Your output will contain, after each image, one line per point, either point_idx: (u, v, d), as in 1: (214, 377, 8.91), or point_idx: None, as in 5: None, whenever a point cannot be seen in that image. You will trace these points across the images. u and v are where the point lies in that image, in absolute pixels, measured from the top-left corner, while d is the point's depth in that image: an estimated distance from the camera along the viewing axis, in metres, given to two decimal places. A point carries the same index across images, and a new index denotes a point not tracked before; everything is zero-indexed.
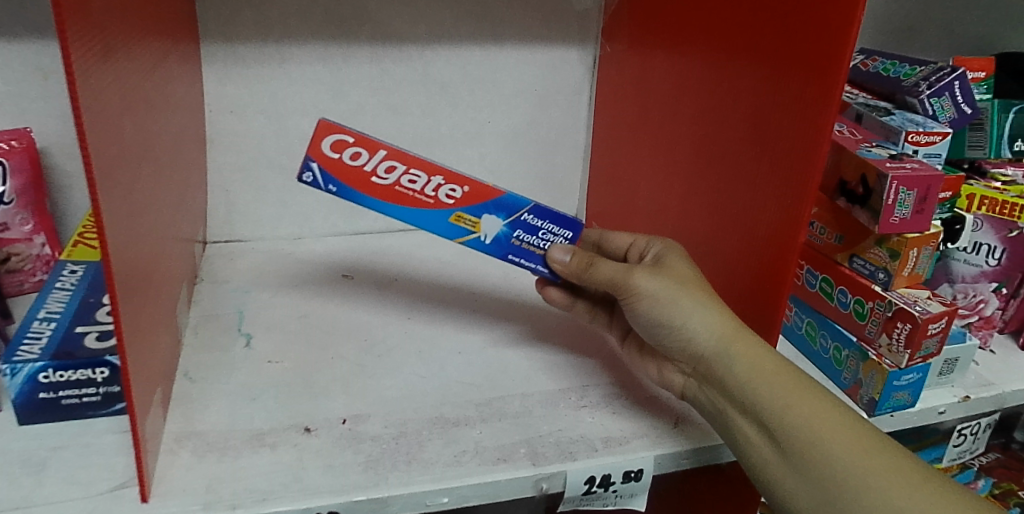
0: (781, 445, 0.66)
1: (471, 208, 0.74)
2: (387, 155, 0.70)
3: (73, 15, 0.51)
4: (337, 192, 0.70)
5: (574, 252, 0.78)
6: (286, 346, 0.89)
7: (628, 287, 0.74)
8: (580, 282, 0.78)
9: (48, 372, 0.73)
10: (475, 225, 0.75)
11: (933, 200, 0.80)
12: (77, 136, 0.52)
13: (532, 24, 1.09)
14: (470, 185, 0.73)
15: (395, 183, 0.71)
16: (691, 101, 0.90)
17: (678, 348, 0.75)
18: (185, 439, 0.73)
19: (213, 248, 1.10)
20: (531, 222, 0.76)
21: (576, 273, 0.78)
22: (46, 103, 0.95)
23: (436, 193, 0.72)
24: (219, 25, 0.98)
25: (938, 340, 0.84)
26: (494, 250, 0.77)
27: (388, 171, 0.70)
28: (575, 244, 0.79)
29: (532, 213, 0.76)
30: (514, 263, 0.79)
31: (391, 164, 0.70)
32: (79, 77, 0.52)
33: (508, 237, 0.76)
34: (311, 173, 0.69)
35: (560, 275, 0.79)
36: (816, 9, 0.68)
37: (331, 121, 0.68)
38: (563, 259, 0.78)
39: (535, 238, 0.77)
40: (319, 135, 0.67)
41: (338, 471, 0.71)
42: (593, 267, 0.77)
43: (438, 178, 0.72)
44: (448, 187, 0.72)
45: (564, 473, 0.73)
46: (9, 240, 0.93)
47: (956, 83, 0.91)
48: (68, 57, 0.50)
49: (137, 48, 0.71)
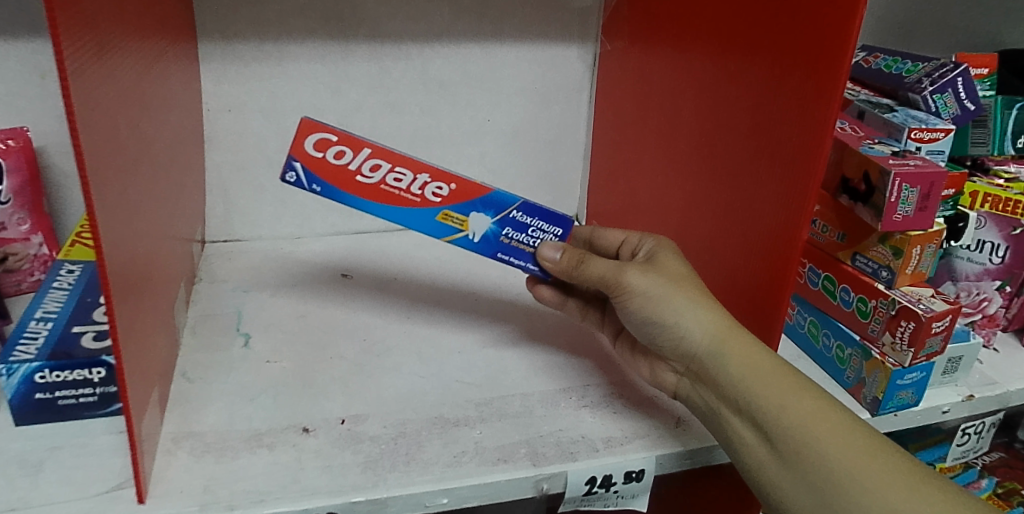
0: (776, 445, 0.65)
1: (457, 206, 0.73)
2: (371, 154, 0.69)
3: (65, 11, 0.51)
4: (322, 192, 0.69)
5: (565, 249, 0.77)
6: (285, 346, 0.88)
7: (621, 285, 0.74)
8: (571, 279, 0.77)
9: (44, 372, 0.72)
10: (462, 223, 0.74)
11: (936, 197, 0.80)
12: (69, 135, 0.51)
13: (531, 22, 1.09)
14: (457, 183, 0.72)
15: (381, 182, 0.70)
16: (691, 98, 0.89)
17: (671, 346, 0.74)
18: (183, 439, 0.73)
19: (211, 248, 1.09)
20: (520, 219, 0.75)
21: (567, 271, 0.77)
22: (43, 102, 0.95)
23: (422, 191, 0.72)
24: (216, 23, 0.97)
25: (942, 338, 0.84)
26: (483, 249, 0.76)
27: (373, 170, 0.70)
28: (565, 241, 0.78)
29: (520, 210, 0.75)
30: (504, 261, 0.78)
31: (376, 163, 0.69)
32: (72, 76, 0.51)
33: (496, 235, 0.76)
34: (294, 173, 0.68)
35: (550, 272, 0.78)
36: (817, 6, 0.67)
37: (314, 120, 0.68)
38: (554, 257, 0.76)
39: (525, 235, 0.76)
40: (302, 135, 0.67)
41: (337, 471, 0.70)
42: (584, 265, 0.75)
43: (424, 176, 0.71)
44: (434, 185, 0.72)
45: (565, 473, 0.72)
46: (7, 240, 0.93)
47: (959, 79, 0.90)
48: (61, 56, 0.49)
49: (131, 45, 0.70)
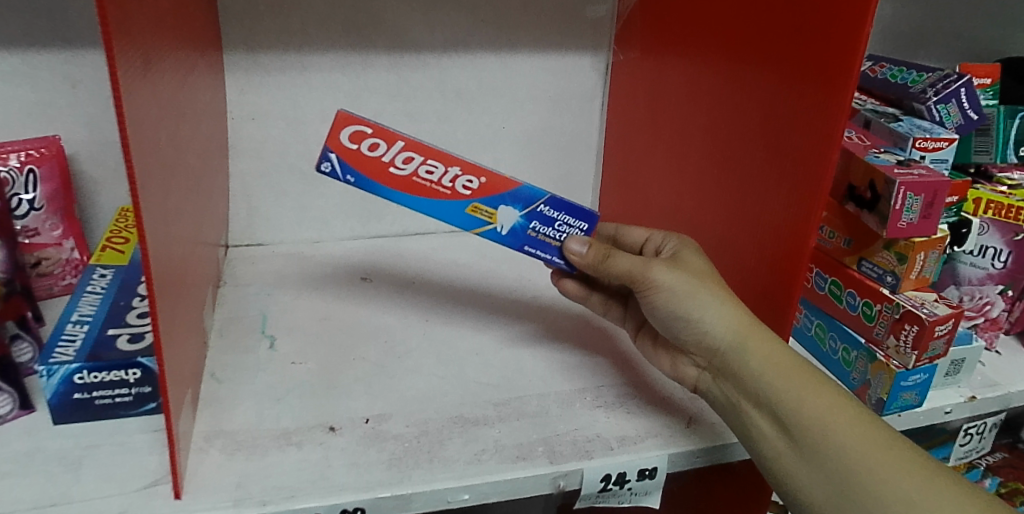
0: (797, 438, 0.68)
1: (487, 199, 0.75)
2: (405, 146, 0.72)
3: (117, 20, 0.54)
4: (355, 182, 0.72)
5: (591, 243, 0.79)
6: (309, 347, 0.91)
7: (647, 281, 0.76)
8: (596, 273, 0.80)
9: (83, 373, 0.76)
10: (491, 216, 0.76)
11: (939, 206, 0.83)
12: (118, 128, 0.54)
13: (546, 31, 1.11)
14: (487, 176, 0.75)
15: (413, 174, 0.73)
16: (703, 106, 0.92)
17: (693, 341, 0.77)
18: (214, 437, 0.76)
19: (233, 252, 1.12)
20: (547, 213, 0.78)
21: (593, 265, 0.79)
22: (74, 111, 0.98)
23: (453, 184, 0.74)
24: (241, 35, 1.00)
25: (945, 341, 0.86)
26: (510, 241, 0.78)
27: (405, 162, 0.72)
28: (590, 236, 0.80)
29: (548, 204, 0.77)
30: (530, 254, 0.80)
31: (408, 155, 0.72)
32: (122, 76, 0.54)
33: (524, 228, 0.78)
34: (329, 163, 0.71)
35: (576, 266, 0.80)
36: (828, 15, 0.70)
37: (349, 113, 0.71)
38: (580, 251, 0.79)
39: (551, 229, 0.79)
40: (338, 127, 0.70)
41: (362, 468, 0.73)
42: (610, 259, 0.78)
43: (455, 169, 0.74)
44: (465, 178, 0.74)
45: (581, 471, 0.75)
46: (40, 245, 0.96)
47: (963, 89, 0.93)
48: (113, 60, 0.52)
49: (169, 57, 0.73)
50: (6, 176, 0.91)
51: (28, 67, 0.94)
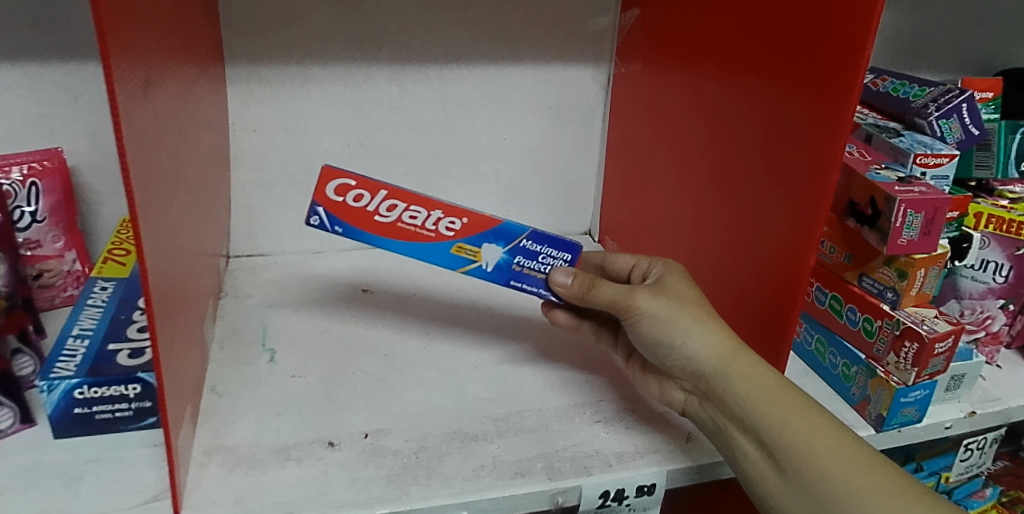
0: (779, 462, 0.68)
1: (471, 238, 0.75)
2: (388, 195, 0.72)
3: (116, 36, 0.54)
4: (343, 232, 0.72)
5: (575, 274, 0.78)
6: (309, 361, 0.92)
7: (630, 308, 0.76)
8: (581, 304, 0.79)
9: (83, 388, 0.76)
10: (476, 255, 0.76)
11: (940, 222, 0.82)
12: (115, 136, 0.54)
13: (548, 43, 1.12)
14: (469, 216, 0.75)
15: (397, 220, 0.73)
16: (705, 121, 0.92)
17: (678, 366, 0.76)
18: (214, 452, 0.76)
19: (235, 263, 1.13)
20: (530, 247, 0.77)
21: (578, 295, 0.78)
22: (75, 123, 0.98)
23: (436, 227, 0.74)
24: (243, 47, 1.01)
25: (945, 357, 0.86)
26: (495, 278, 0.78)
27: (389, 209, 0.72)
28: (575, 266, 0.79)
29: (531, 238, 0.77)
30: (517, 288, 0.79)
31: (392, 203, 0.72)
32: (119, 86, 0.54)
33: (508, 263, 0.77)
34: (317, 217, 0.71)
35: (562, 297, 0.79)
36: (831, 31, 0.70)
37: (333, 167, 0.71)
38: (565, 282, 0.78)
39: (535, 262, 0.78)
40: (323, 182, 0.70)
41: (361, 484, 0.73)
42: (594, 290, 0.77)
43: (437, 212, 0.74)
44: (447, 220, 0.74)
45: (580, 487, 0.75)
46: (42, 257, 0.96)
47: (965, 105, 0.93)
48: (110, 70, 0.52)
49: (171, 75, 0.74)
50: (8, 189, 0.91)
51: (31, 80, 0.94)
